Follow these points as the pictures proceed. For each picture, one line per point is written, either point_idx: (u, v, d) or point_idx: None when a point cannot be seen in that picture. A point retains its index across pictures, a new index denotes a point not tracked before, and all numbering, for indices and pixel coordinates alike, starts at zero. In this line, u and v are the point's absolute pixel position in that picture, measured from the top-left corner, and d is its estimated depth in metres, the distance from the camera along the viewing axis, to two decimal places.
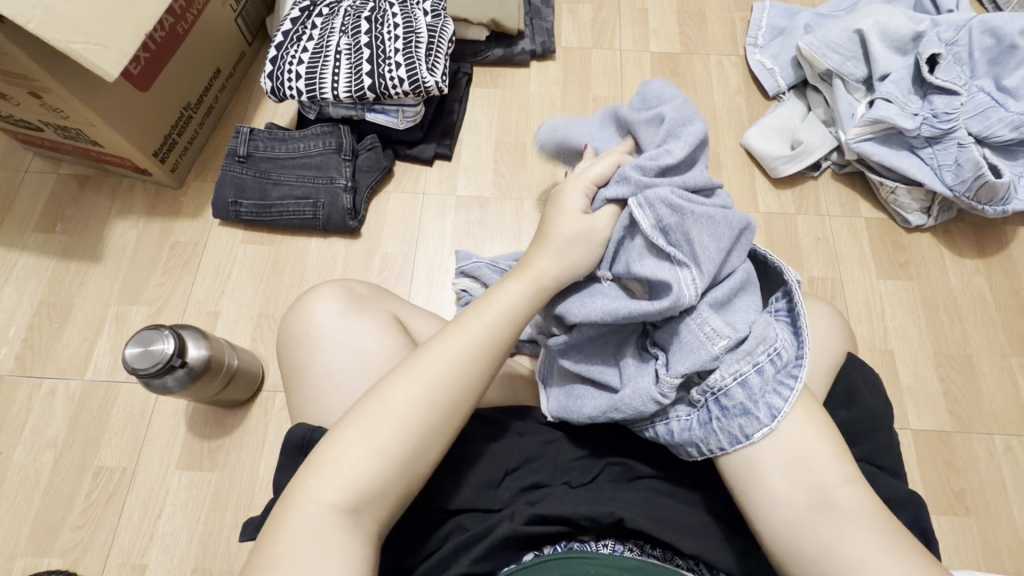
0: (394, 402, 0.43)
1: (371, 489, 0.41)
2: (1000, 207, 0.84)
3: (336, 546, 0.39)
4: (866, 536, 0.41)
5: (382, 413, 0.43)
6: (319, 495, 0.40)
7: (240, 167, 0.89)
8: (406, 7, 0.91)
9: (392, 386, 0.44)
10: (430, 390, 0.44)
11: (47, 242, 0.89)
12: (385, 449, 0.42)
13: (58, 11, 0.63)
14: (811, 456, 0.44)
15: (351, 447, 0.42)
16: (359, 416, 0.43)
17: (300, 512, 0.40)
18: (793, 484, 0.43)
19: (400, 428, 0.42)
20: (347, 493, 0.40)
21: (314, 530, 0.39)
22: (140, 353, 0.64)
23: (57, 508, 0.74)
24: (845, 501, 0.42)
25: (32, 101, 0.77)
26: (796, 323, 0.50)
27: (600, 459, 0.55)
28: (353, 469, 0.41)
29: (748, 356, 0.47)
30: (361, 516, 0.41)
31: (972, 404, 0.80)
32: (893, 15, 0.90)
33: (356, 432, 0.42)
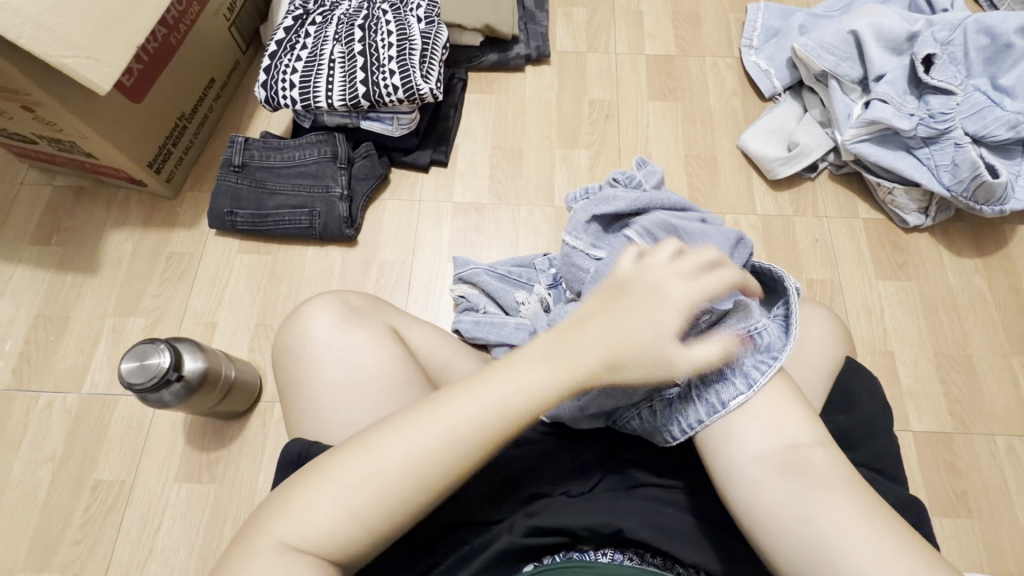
0: (375, 462, 0.40)
1: (338, 540, 0.40)
2: (998, 207, 0.83)
3: None
4: (844, 502, 0.40)
5: (360, 472, 0.40)
6: (286, 537, 0.39)
7: (235, 177, 0.88)
8: (400, 15, 0.91)
9: (382, 435, 0.41)
10: (419, 457, 0.40)
11: (43, 254, 0.89)
12: (356, 511, 0.40)
13: (48, 26, 0.63)
14: (785, 423, 0.43)
15: (321, 497, 0.40)
16: (325, 475, 0.41)
17: (268, 546, 0.39)
18: (763, 446, 0.43)
19: (372, 490, 0.40)
20: (314, 540, 0.39)
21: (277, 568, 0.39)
22: (135, 367, 0.64)
23: (55, 523, 0.74)
24: (818, 463, 0.42)
25: (25, 115, 0.77)
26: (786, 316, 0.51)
27: (599, 468, 0.55)
28: (321, 523, 0.39)
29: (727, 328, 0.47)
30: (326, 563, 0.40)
31: (974, 405, 0.80)
32: (888, 15, 0.89)
33: (328, 485, 0.40)
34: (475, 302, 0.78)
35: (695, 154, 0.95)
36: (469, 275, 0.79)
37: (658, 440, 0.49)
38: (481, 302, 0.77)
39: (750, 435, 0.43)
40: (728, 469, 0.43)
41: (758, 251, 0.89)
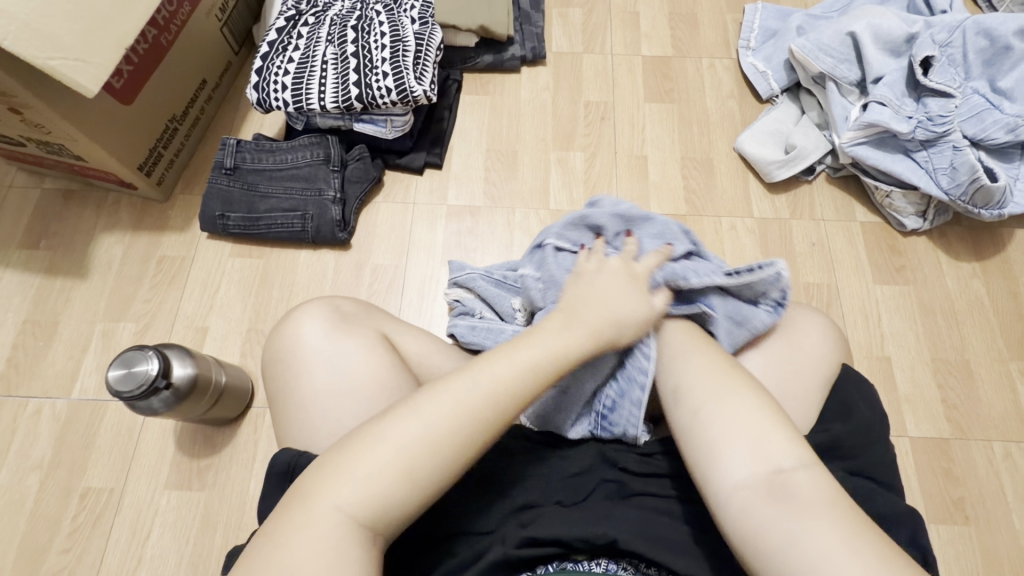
0: (427, 416, 0.42)
1: (390, 506, 0.41)
2: (996, 211, 0.83)
3: (323, 542, 0.38)
4: (827, 525, 0.39)
5: (414, 429, 0.42)
6: (341, 503, 0.39)
7: (226, 179, 0.87)
8: (393, 16, 0.90)
9: (424, 398, 0.44)
10: (470, 407, 0.43)
11: (32, 258, 0.88)
12: (412, 467, 0.41)
13: (35, 28, 0.62)
14: (766, 442, 0.43)
15: (347, 466, 0.41)
16: (376, 436, 0.42)
17: (317, 522, 0.39)
18: (747, 470, 0.43)
19: (427, 444, 0.42)
20: (367, 504, 0.40)
21: (307, 533, 0.38)
22: (122, 376, 0.63)
23: (44, 532, 0.73)
24: (800, 483, 0.41)
25: (12, 117, 0.75)
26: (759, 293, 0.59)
27: (594, 476, 0.54)
28: (350, 493, 0.40)
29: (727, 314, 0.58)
30: (374, 532, 0.40)
31: (971, 410, 0.79)
32: (886, 17, 0.89)
33: (362, 454, 0.41)
34: (469, 306, 0.77)
35: (692, 156, 0.94)
36: (464, 278, 0.78)
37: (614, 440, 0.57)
38: (475, 305, 0.76)
39: (731, 460, 0.43)
40: (715, 493, 0.44)
41: (754, 255, 0.88)
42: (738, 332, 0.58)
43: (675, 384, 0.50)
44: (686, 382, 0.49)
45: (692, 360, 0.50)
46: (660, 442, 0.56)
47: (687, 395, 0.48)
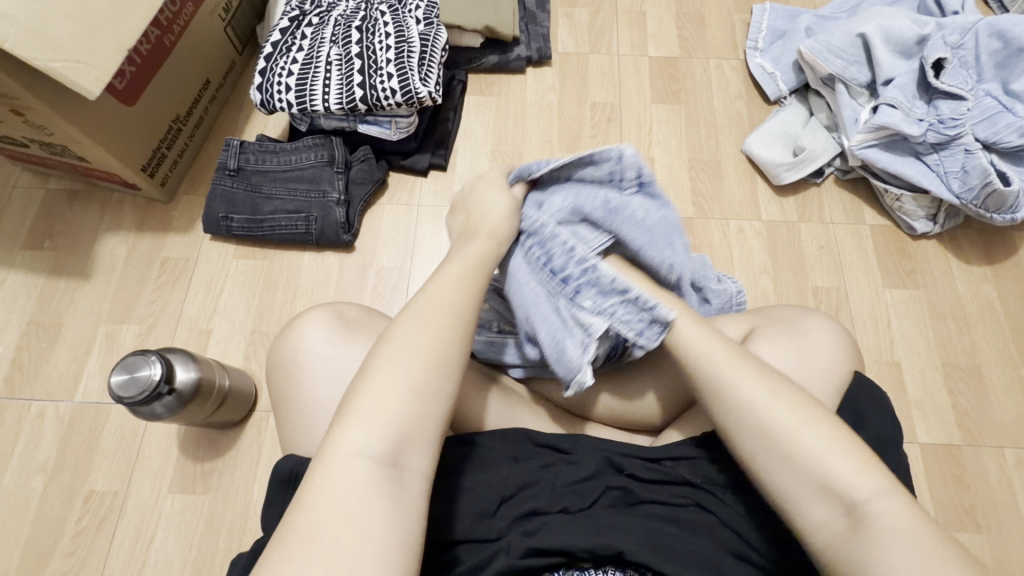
0: (406, 339, 0.43)
1: (412, 433, 0.40)
2: (1009, 215, 0.82)
3: (366, 492, 0.37)
4: (911, 553, 0.38)
5: (400, 355, 0.42)
6: (364, 448, 0.39)
7: (230, 181, 0.87)
8: (398, 17, 0.89)
9: (395, 338, 0.44)
10: (438, 321, 0.45)
11: (36, 259, 0.88)
12: (416, 385, 0.41)
13: (35, 30, 0.61)
14: (836, 475, 0.42)
15: (356, 409, 0.40)
16: (375, 376, 0.41)
17: (346, 477, 0.38)
18: (822, 505, 0.42)
19: (419, 363, 0.42)
20: (390, 439, 0.39)
21: (347, 483, 0.38)
22: (125, 380, 0.62)
23: (48, 535, 0.73)
24: (882, 511, 0.40)
25: (14, 119, 0.75)
26: (615, 177, 0.57)
27: (599, 483, 0.53)
28: (364, 433, 0.39)
29: (643, 229, 0.57)
30: (403, 469, 0.40)
31: (982, 416, 0.78)
32: (897, 18, 0.87)
33: (366, 397, 0.41)
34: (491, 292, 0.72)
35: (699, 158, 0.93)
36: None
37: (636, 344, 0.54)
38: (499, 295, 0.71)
39: (807, 498, 0.42)
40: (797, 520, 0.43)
41: (763, 259, 0.87)
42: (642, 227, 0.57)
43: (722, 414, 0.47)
44: (736, 423, 0.46)
45: (738, 382, 0.47)
46: (666, 449, 0.56)
47: (742, 428, 0.45)
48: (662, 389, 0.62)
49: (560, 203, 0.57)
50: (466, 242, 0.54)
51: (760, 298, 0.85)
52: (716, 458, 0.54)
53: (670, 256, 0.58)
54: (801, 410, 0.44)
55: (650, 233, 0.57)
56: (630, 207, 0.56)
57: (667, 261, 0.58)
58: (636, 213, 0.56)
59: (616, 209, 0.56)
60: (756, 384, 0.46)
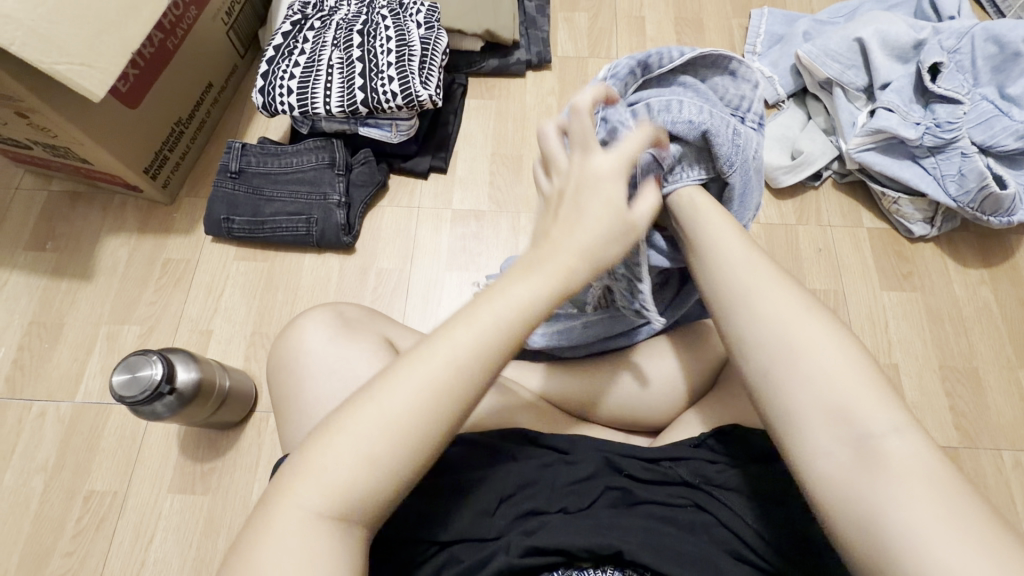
0: (389, 394, 0.37)
1: (365, 499, 0.36)
2: (1005, 218, 0.82)
3: (306, 550, 0.34)
4: (920, 495, 0.34)
5: (370, 418, 0.36)
6: (307, 501, 0.35)
7: (232, 183, 0.87)
8: (399, 21, 0.90)
9: (388, 382, 0.38)
10: (437, 374, 0.37)
11: (38, 260, 0.88)
12: (378, 456, 0.36)
13: (40, 32, 0.62)
14: (851, 404, 0.38)
15: (316, 461, 0.36)
16: (337, 432, 0.37)
17: (283, 528, 0.35)
18: (829, 434, 0.38)
19: (385, 431, 0.36)
20: (336, 501, 0.36)
21: (292, 536, 0.35)
22: (127, 380, 0.63)
23: (47, 535, 0.73)
24: (893, 449, 0.37)
25: (18, 121, 0.76)
26: (739, 108, 0.55)
27: (598, 483, 0.54)
28: (318, 488, 0.36)
29: (740, 161, 0.53)
30: (350, 527, 0.36)
31: (979, 418, 0.78)
32: (894, 22, 0.88)
33: (327, 453, 0.36)
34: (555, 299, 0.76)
35: None
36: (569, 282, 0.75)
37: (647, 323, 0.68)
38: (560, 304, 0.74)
39: (815, 428, 0.39)
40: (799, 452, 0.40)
41: None
42: (741, 158, 0.53)
43: (739, 331, 0.45)
44: (754, 339, 0.43)
45: (760, 301, 0.44)
46: (664, 450, 0.56)
47: (759, 346, 0.43)
48: (662, 391, 0.65)
49: (691, 109, 0.52)
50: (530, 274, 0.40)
51: None
52: (712, 458, 0.55)
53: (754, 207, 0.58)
54: (833, 334, 0.41)
55: (739, 171, 0.54)
56: (751, 143, 0.54)
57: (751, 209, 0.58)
58: (751, 151, 0.54)
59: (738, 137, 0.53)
60: (777, 305, 0.44)
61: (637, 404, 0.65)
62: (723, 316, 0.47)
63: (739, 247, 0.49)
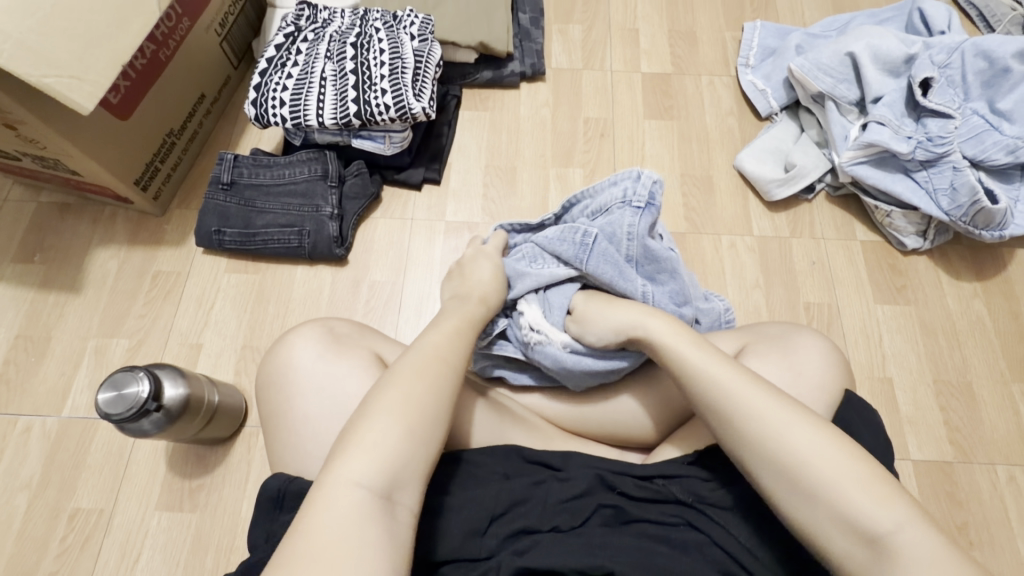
0: (402, 378, 0.46)
1: (405, 469, 0.41)
2: (997, 232, 0.83)
3: (365, 526, 0.38)
4: None
5: (394, 396, 0.44)
6: (359, 479, 0.40)
7: (223, 195, 0.87)
8: (392, 33, 0.90)
9: (399, 372, 0.46)
10: (429, 358, 0.48)
11: (27, 272, 0.87)
12: (409, 426, 0.43)
13: (29, 45, 0.61)
14: (857, 509, 0.41)
15: (362, 437, 0.42)
16: (369, 414, 0.43)
17: (339, 512, 0.38)
18: (843, 539, 0.41)
19: (410, 402, 0.44)
20: (383, 474, 0.40)
21: (348, 512, 0.38)
22: (112, 398, 0.62)
23: (30, 554, 0.71)
24: (908, 546, 0.39)
25: (8, 133, 0.75)
26: (628, 197, 0.67)
27: (591, 501, 0.53)
28: (364, 460, 0.40)
29: (617, 259, 0.65)
30: (395, 503, 0.40)
31: (974, 433, 0.78)
32: (885, 37, 0.89)
33: (368, 427, 0.42)
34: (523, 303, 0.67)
35: (691, 173, 0.94)
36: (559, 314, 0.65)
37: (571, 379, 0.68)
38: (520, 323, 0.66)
39: (826, 520, 0.42)
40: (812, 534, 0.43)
41: (755, 274, 0.87)
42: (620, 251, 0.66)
43: (732, 446, 0.47)
44: (756, 436, 0.45)
45: (750, 419, 0.46)
46: (657, 467, 0.56)
47: (755, 460, 0.45)
48: (656, 407, 0.64)
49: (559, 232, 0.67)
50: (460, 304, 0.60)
51: (752, 313, 0.85)
52: (705, 475, 0.55)
53: (641, 285, 0.66)
54: (827, 438, 0.44)
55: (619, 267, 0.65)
56: (629, 229, 0.66)
57: (639, 289, 0.66)
58: (628, 236, 0.66)
59: (596, 235, 0.65)
60: (776, 405, 0.46)
61: (630, 421, 0.64)
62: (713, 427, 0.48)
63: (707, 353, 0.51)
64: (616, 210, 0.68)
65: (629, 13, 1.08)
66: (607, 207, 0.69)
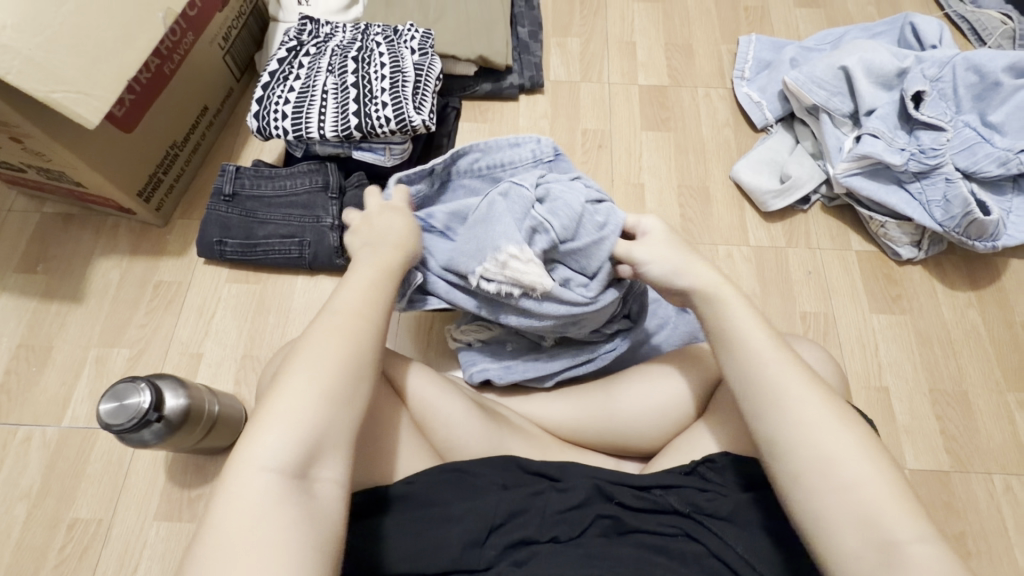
0: (315, 348, 0.45)
1: (320, 445, 0.42)
2: (990, 243, 0.84)
3: (279, 511, 0.38)
4: None
5: (306, 366, 0.44)
6: (267, 463, 0.40)
7: (225, 206, 0.87)
8: (393, 47, 0.91)
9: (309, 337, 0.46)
10: (346, 320, 0.48)
11: (29, 282, 0.88)
12: (323, 394, 0.43)
13: (37, 62, 0.63)
14: (880, 511, 0.42)
15: (270, 416, 0.42)
16: (284, 387, 0.43)
17: (248, 494, 0.39)
18: (858, 539, 0.42)
19: (324, 370, 0.44)
20: (293, 454, 0.40)
21: (262, 498, 0.38)
22: (114, 408, 0.62)
23: (29, 564, 0.71)
24: (919, 557, 0.40)
25: (13, 145, 0.76)
26: (538, 155, 0.72)
27: (590, 512, 0.53)
28: (274, 439, 0.40)
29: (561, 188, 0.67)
30: (314, 480, 0.41)
31: (970, 442, 0.78)
32: (877, 51, 0.90)
33: (279, 406, 0.42)
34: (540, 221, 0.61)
35: (688, 184, 0.95)
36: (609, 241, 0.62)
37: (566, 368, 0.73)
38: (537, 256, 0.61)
39: (837, 521, 0.42)
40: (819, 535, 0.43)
41: (751, 284, 0.88)
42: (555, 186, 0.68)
43: (775, 430, 0.47)
44: (792, 436, 0.46)
45: (798, 408, 0.46)
46: (655, 477, 0.56)
47: (795, 446, 0.45)
48: (653, 419, 0.64)
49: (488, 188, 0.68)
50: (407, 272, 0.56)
51: None
52: (703, 485, 0.55)
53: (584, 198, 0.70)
54: (860, 445, 0.44)
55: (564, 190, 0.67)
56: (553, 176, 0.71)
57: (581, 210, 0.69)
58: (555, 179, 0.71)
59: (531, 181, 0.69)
60: (824, 410, 0.46)
61: (626, 432, 0.65)
62: (753, 411, 0.49)
63: (781, 343, 0.51)
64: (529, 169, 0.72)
65: (626, 26, 1.10)
66: (515, 163, 0.71)
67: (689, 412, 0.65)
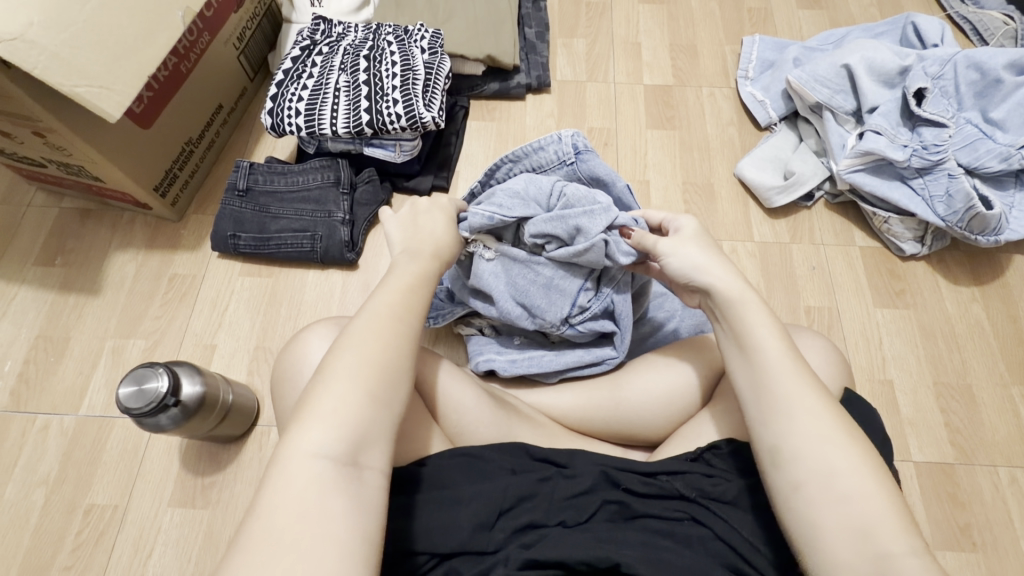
0: (355, 343, 0.47)
1: (369, 433, 0.43)
2: (993, 237, 0.84)
3: (334, 493, 0.40)
4: None
5: (351, 362, 0.45)
6: (322, 452, 0.41)
7: (239, 201, 0.89)
8: (404, 46, 0.93)
9: (348, 334, 0.48)
10: (388, 319, 0.49)
11: (47, 275, 0.90)
12: (372, 388, 0.44)
13: (62, 57, 0.65)
14: (874, 525, 0.42)
15: (318, 406, 0.43)
16: (329, 378, 0.44)
17: (302, 478, 0.40)
18: (850, 549, 0.42)
19: (372, 364, 0.45)
20: (346, 441, 0.42)
21: (316, 482, 0.40)
22: (133, 392, 0.64)
23: (46, 549, 0.73)
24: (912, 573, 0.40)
25: (35, 140, 0.78)
26: (564, 156, 0.71)
27: (596, 498, 0.54)
28: (325, 427, 0.42)
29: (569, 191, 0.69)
30: (362, 468, 0.42)
31: (974, 435, 0.79)
32: (879, 49, 0.92)
33: (326, 397, 0.43)
34: (507, 205, 0.66)
35: (692, 181, 0.97)
36: (603, 219, 0.64)
37: (569, 369, 0.72)
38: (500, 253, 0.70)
39: (830, 530, 0.43)
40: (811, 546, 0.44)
41: (756, 279, 0.89)
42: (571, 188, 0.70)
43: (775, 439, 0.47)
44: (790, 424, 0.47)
45: (798, 415, 0.47)
46: (662, 463, 0.57)
47: (795, 446, 0.46)
48: (657, 407, 0.66)
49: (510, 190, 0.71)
50: (415, 260, 0.57)
51: None
52: (709, 471, 0.56)
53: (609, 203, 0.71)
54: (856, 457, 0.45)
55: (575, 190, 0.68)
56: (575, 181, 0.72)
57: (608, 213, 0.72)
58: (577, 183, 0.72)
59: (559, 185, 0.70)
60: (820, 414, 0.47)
61: (630, 420, 0.66)
62: (759, 419, 0.49)
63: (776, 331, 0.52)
64: (554, 170, 0.72)
65: (631, 27, 1.12)
66: (545, 167, 0.72)
67: (692, 402, 0.66)
